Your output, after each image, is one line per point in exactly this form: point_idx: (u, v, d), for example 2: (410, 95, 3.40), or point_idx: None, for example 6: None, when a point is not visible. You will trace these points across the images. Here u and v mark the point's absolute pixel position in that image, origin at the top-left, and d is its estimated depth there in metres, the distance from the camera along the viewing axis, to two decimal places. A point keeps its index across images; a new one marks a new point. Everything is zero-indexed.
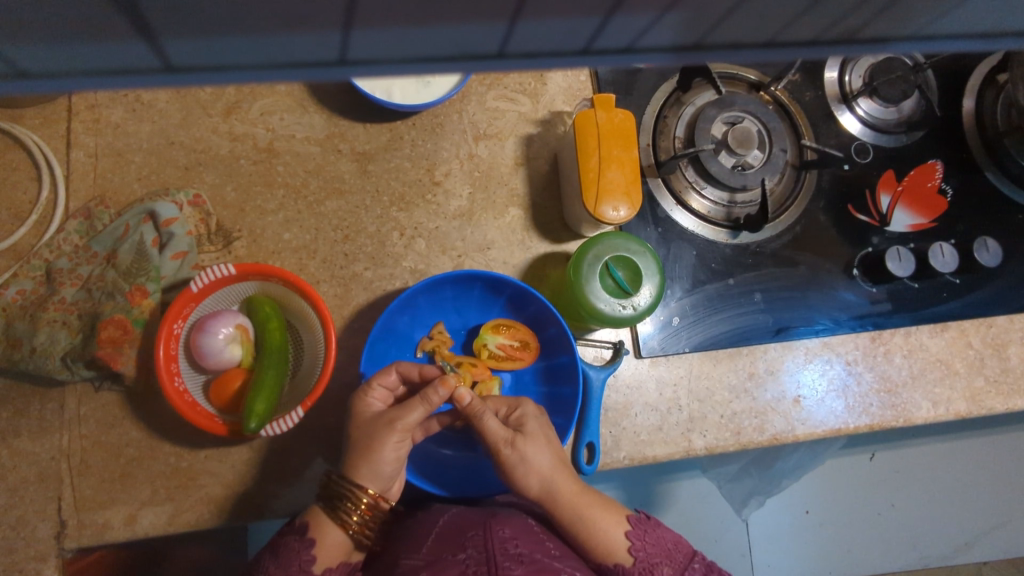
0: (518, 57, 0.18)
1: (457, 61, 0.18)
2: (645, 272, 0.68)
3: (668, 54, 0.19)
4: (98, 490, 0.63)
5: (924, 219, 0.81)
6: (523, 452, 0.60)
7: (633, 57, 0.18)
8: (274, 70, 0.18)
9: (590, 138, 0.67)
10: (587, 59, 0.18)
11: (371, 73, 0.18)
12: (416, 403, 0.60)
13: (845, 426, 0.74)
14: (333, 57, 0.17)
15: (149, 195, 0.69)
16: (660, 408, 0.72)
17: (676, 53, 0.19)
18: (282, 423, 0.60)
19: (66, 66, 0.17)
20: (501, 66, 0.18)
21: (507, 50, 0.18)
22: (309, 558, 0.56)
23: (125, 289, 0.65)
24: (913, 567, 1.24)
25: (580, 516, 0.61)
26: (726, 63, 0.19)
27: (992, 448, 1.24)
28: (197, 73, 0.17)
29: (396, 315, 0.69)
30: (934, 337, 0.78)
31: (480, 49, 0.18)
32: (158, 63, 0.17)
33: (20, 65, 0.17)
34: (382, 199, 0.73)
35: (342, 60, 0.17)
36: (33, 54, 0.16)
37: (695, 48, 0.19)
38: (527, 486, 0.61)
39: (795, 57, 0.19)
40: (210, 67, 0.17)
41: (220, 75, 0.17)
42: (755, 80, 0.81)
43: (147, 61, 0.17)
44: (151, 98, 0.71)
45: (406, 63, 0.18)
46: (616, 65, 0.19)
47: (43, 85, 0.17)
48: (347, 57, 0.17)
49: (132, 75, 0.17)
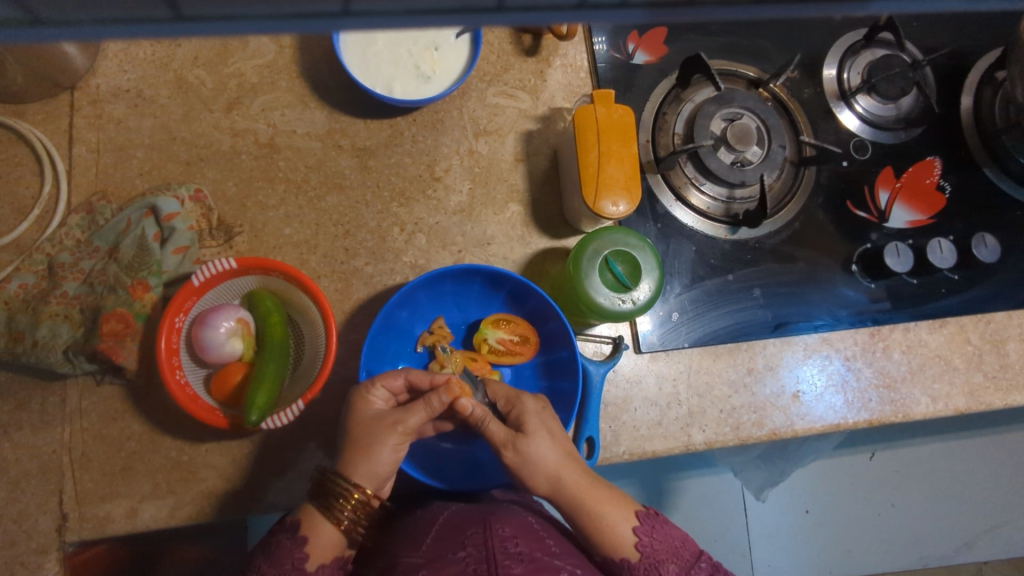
0: (516, 10, 0.21)
1: (456, 13, 0.21)
2: (645, 267, 0.68)
3: (653, 10, 0.22)
4: (99, 484, 0.63)
5: (923, 215, 0.81)
6: (525, 453, 0.61)
7: (625, 11, 0.21)
8: (276, 20, 0.20)
9: (590, 133, 0.67)
10: (583, 12, 0.21)
11: (367, 27, 0.21)
12: (418, 408, 0.61)
13: (845, 422, 0.74)
14: (338, 9, 0.20)
15: (151, 190, 0.69)
16: (660, 403, 0.72)
17: (659, 9, 0.22)
18: (283, 417, 0.60)
19: (78, 15, 0.20)
20: (499, 19, 0.21)
21: (505, 3, 0.20)
22: (302, 556, 0.56)
23: (126, 284, 0.66)
24: (914, 568, 1.23)
25: (588, 511, 0.61)
26: (715, 18, 0.22)
27: (992, 448, 1.25)
28: (206, 24, 0.20)
29: (396, 309, 0.69)
30: (932, 333, 0.78)
31: (480, 2, 0.21)
32: (168, 14, 0.20)
33: (35, 11, 0.19)
34: (383, 194, 0.73)
35: (345, 11, 0.20)
36: (49, 4, 0.19)
37: (685, 5, 0.22)
38: (536, 486, 0.62)
39: (777, 13, 0.22)
40: (215, 17, 0.20)
41: (225, 25, 0.20)
42: (753, 78, 0.82)
43: (158, 13, 0.20)
44: (153, 94, 0.72)
45: (407, 16, 0.21)
46: (611, 20, 0.22)
47: (53, 33, 0.20)
48: (350, 7, 0.20)
49: (146, 24, 0.20)
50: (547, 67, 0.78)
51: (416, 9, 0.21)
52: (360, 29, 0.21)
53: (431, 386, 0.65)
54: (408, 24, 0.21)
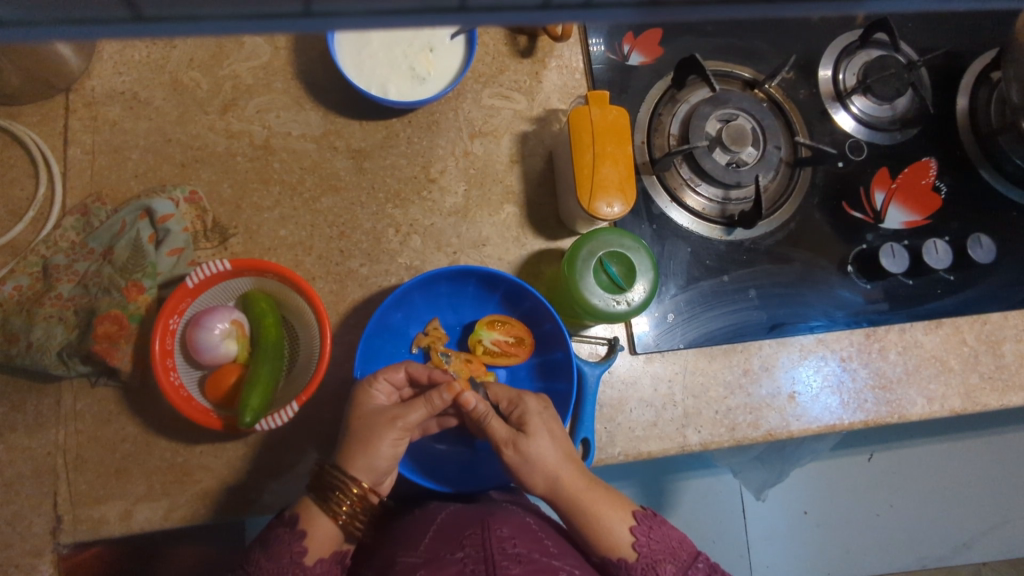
0: (479, 10, 0.21)
1: (421, 13, 0.21)
2: (639, 268, 0.68)
3: (631, 9, 0.21)
4: (93, 486, 0.63)
5: (919, 216, 0.81)
6: (524, 452, 0.61)
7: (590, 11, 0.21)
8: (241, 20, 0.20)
9: (585, 134, 0.67)
10: (547, 12, 0.21)
11: (330, 28, 0.21)
12: (419, 404, 0.62)
13: (840, 423, 0.74)
14: (299, 9, 0.20)
15: (147, 192, 0.69)
16: (656, 404, 0.72)
17: (632, 10, 0.21)
18: (276, 418, 0.60)
19: (40, 15, 0.19)
20: (464, 19, 0.21)
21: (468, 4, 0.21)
22: (300, 549, 0.56)
23: (121, 285, 0.65)
24: (912, 569, 1.23)
25: (587, 511, 0.61)
26: (683, 18, 0.22)
27: (990, 449, 1.25)
28: (167, 24, 0.20)
29: (391, 310, 0.69)
30: (928, 334, 0.78)
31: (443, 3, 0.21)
32: (129, 14, 0.20)
33: None
34: (378, 196, 0.73)
35: (307, 11, 0.20)
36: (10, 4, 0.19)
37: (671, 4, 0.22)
38: (533, 484, 0.62)
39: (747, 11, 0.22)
40: (175, 17, 0.20)
41: (187, 25, 0.20)
42: (748, 79, 0.82)
43: (117, 13, 0.20)
44: (148, 96, 0.72)
45: (370, 16, 0.20)
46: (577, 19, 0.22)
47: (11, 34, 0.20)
48: (312, 7, 0.20)
49: (108, 24, 0.20)
50: (542, 68, 0.78)
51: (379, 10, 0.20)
52: (322, 29, 0.21)
53: (431, 381, 0.65)
54: (372, 25, 0.21)
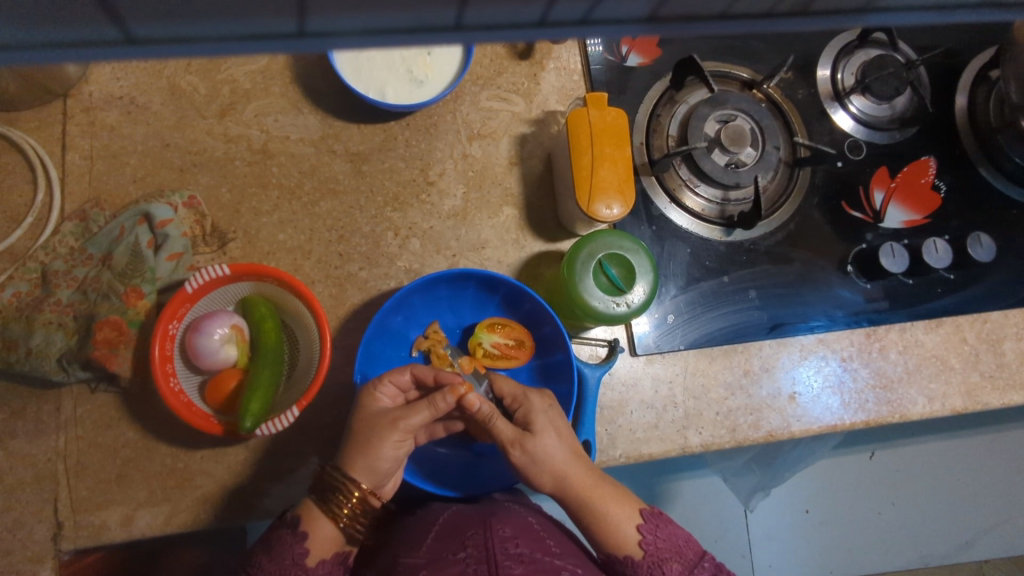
0: (475, 28, 0.20)
1: (412, 32, 0.20)
2: (639, 270, 0.68)
3: (640, 25, 0.21)
4: (94, 491, 0.63)
5: (918, 215, 0.81)
6: (531, 452, 0.61)
7: (585, 28, 0.21)
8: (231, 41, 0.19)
9: (583, 136, 0.67)
10: (542, 29, 0.20)
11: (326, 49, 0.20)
12: (422, 407, 0.61)
13: (841, 423, 0.74)
14: (293, 28, 0.19)
15: (145, 197, 0.69)
16: (657, 405, 0.72)
17: (626, 27, 0.21)
18: (276, 423, 0.60)
19: (26, 35, 0.18)
20: (458, 38, 0.20)
21: (463, 22, 0.20)
22: (302, 551, 0.56)
23: (120, 290, 0.65)
24: (913, 567, 1.23)
25: (594, 509, 0.61)
26: (681, 34, 0.21)
27: (991, 447, 1.24)
28: (159, 46, 0.19)
29: (390, 314, 0.69)
30: (929, 333, 0.78)
31: (438, 21, 0.20)
32: (121, 37, 0.18)
33: None
34: (377, 199, 0.73)
35: (301, 32, 0.19)
36: None
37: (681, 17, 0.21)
38: (541, 484, 0.62)
39: (745, 26, 0.21)
40: (168, 39, 0.19)
41: (180, 47, 0.19)
42: (747, 79, 0.82)
43: (107, 33, 0.18)
44: (146, 101, 0.72)
45: (369, 36, 0.20)
46: (573, 35, 0.21)
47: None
48: (307, 27, 0.19)
49: (100, 47, 0.19)
50: (540, 70, 0.78)
51: (378, 28, 0.20)
52: (317, 48, 0.20)
53: (436, 382, 0.65)
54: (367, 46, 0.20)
